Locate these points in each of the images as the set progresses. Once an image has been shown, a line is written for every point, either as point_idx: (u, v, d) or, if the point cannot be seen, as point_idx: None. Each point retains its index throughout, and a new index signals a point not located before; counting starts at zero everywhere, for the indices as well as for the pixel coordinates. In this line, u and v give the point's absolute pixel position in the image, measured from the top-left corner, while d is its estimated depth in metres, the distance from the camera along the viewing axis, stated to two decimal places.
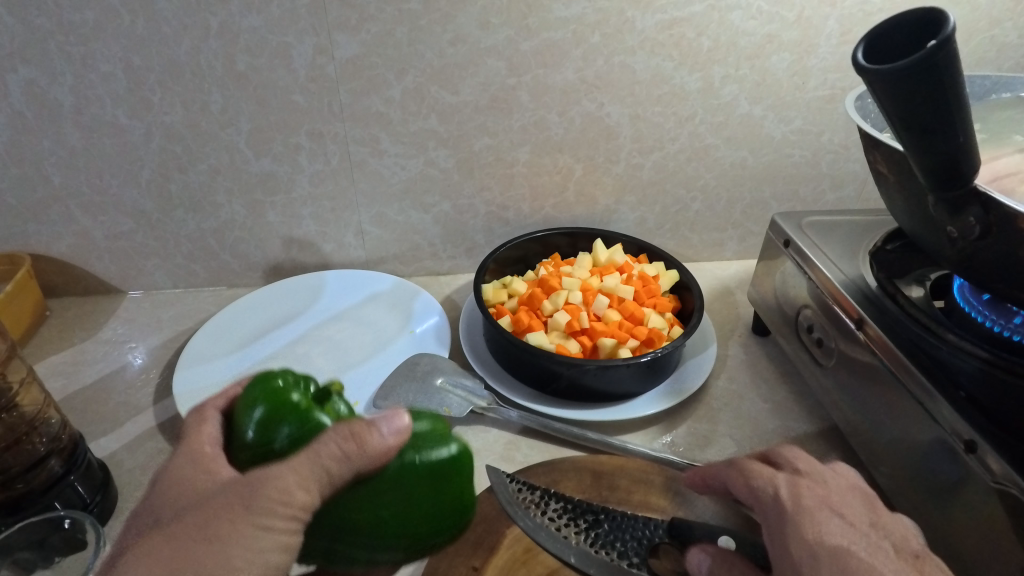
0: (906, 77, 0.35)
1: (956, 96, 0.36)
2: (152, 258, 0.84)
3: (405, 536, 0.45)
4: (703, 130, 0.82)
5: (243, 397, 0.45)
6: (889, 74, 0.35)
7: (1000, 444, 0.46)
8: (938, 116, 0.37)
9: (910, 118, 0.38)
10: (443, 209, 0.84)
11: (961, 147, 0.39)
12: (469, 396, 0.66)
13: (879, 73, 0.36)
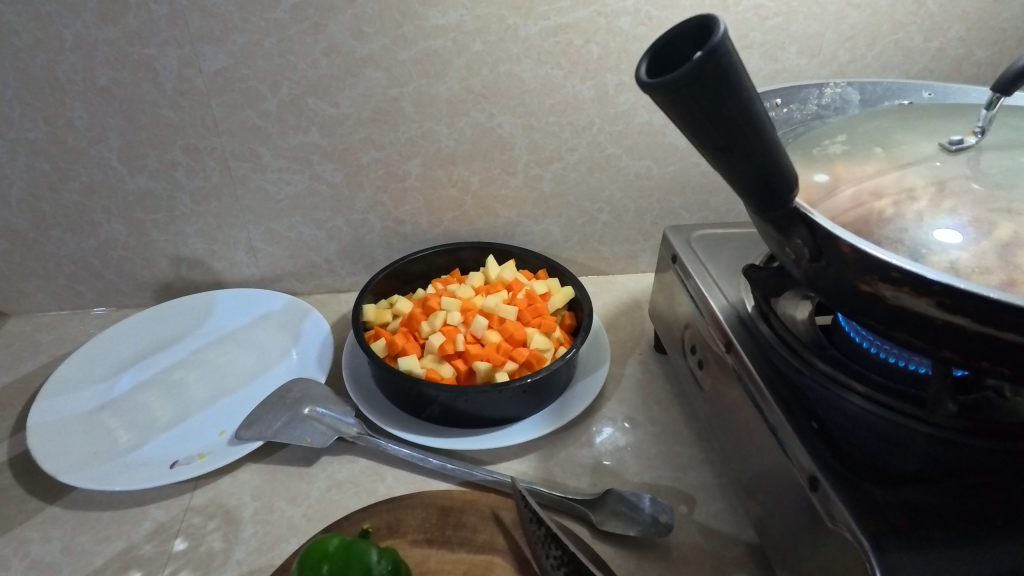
0: (684, 91, 0.32)
1: (742, 111, 0.33)
2: (32, 279, 0.80)
3: None
4: (602, 139, 0.79)
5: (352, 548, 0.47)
6: (665, 89, 0.32)
7: (840, 484, 0.43)
8: (728, 132, 0.34)
9: (701, 135, 0.35)
10: (338, 225, 0.81)
11: (766, 161, 0.36)
12: (336, 425, 0.63)
13: (656, 87, 0.33)
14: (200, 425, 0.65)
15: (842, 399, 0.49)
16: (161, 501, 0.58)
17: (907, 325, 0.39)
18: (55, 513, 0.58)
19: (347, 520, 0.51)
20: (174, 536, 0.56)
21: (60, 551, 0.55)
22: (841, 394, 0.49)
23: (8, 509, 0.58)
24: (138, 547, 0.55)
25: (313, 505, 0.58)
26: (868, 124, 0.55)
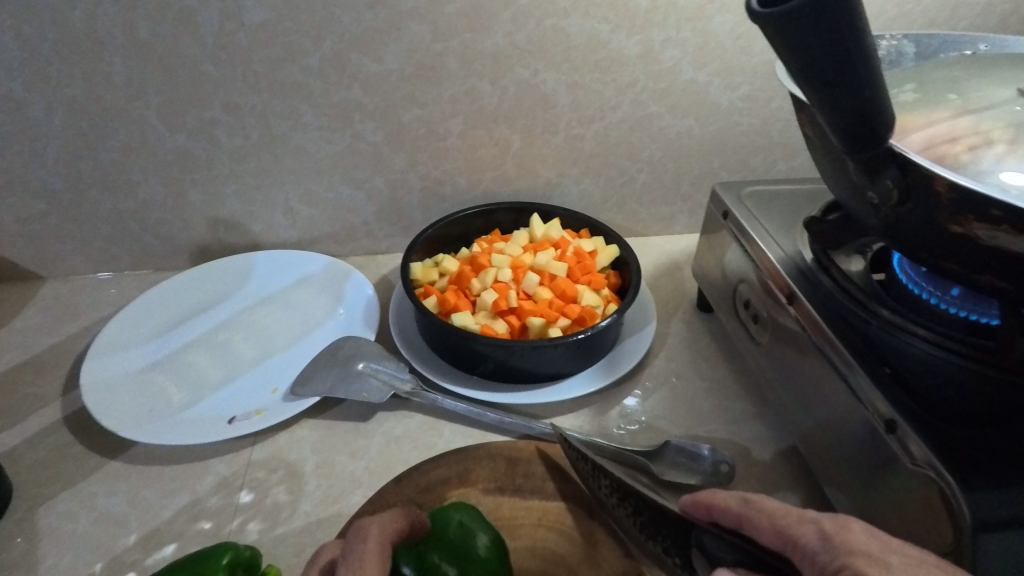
0: (801, 22, 0.32)
1: (852, 43, 0.33)
2: (68, 242, 0.79)
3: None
4: (646, 97, 0.78)
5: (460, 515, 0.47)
6: (781, 19, 0.32)
7: (921, 425, 0.44)
8: (835, 65, 0.34)
9: (808, 70, 0.35)
10: (377, 185, 0.80)
11: (868, 100, 0.36)
12: (391, 381, 0.63)
13: (771, 17, 0.32)
14: (254, 382, 0.66)
15: (905, 344, 0.48)
16: (222, 455, 0.59)
17: (1001, 269, 0.39)
18: (116, 468, 0.58)
19: (418, 470, 0.51)
20: (238, 489, 0.56)
21: (126, 504, 0.55)
22: (908, 340, 0.48)
23: (70, 465, 0.58)
24: (204, 500, 0.55)
25: (373, 458, 0.58)
26: (936, 74, 0.54)
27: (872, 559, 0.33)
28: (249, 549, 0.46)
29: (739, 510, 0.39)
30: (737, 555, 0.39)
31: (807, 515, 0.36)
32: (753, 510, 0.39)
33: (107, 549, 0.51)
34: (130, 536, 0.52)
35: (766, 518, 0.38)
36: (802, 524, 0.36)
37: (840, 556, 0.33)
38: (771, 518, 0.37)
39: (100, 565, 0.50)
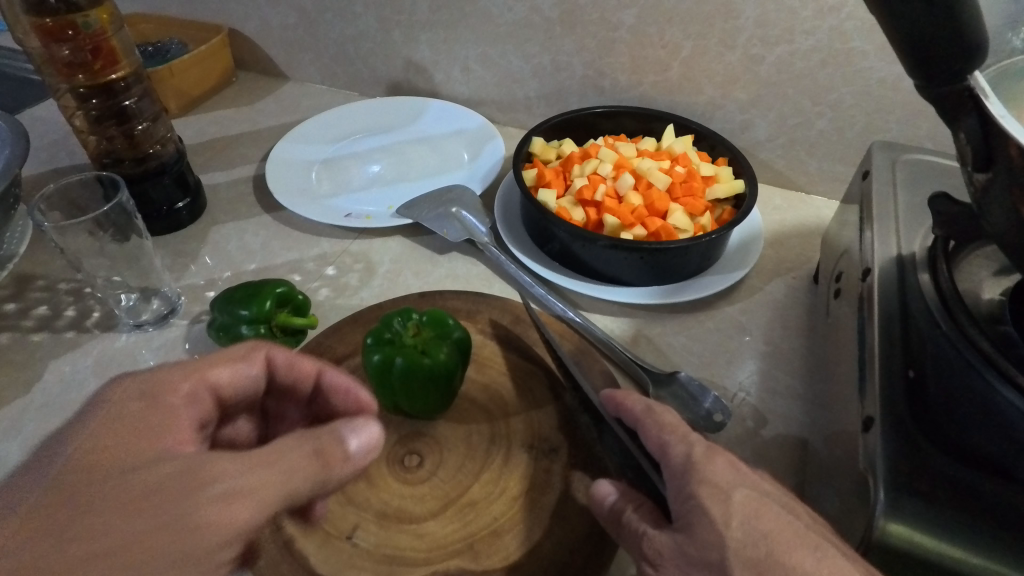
0: None
1: None
2: (308, 53, 0.99)
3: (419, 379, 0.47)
4: (849, 28, 0.67)
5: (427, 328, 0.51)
6: None
7: (896, 434, 0.37)
8: None
9: None
10: (543, 63, 0.84)
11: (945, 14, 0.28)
12: (471, 229, 0.70)
13: None
14: (377, 196, 0.78)
15: (991, 389, 0.38)
16: (331, 238, 0.73)
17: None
18: (266, 220, 0.76)
19: (440, 294, 0.58)
20: (329, 264, 0.70)
21: (259, 245, 0.73)
22: (991, 382, 0.39)
23: (242, 208, 0.78)
24: (304, 262, 0.70)
25: (429, 282, 0.68)
26: None
27: (714, 491, 0.34)
28: (302, 296, 0.60)
29: (638, 416, 0.40)
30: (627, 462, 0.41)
31: (684, 437, 0.37)
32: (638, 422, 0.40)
33: (235, 266, 0.70)
34: (252, 264, 0.70)
35: (655, 430, 0.39)
36: (678, 445, 0.37)
37: (691, 483, 0.35)
38: (659, 432, 0.39)
39: (227, 274, 0.69)
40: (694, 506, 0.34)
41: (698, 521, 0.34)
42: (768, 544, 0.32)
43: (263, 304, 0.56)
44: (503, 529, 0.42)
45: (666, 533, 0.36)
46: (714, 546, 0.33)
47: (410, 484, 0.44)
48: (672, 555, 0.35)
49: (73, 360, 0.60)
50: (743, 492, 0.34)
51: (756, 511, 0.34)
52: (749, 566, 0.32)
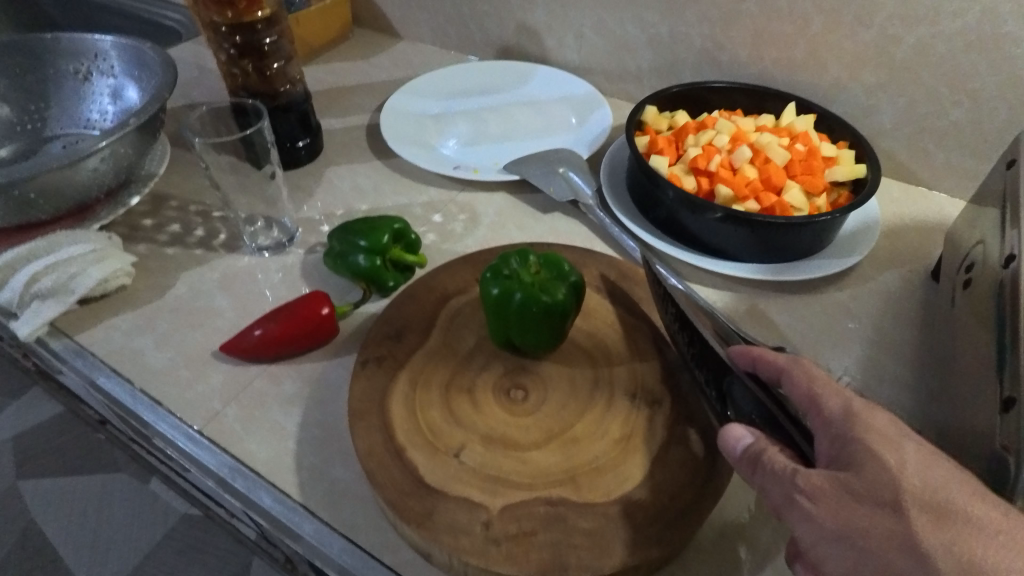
0: None
1: None
2: (425, 13, 1.02)
3: (544, 315, 0.48)
4: (1004, 10, 0.63)
5: (545, 268, 0.52)
6: None
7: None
8: None
9: None
10: (660, 33, 0.83)
11: None
12: (576, 189, 0.71)
13: None
14: (485, 151, 0.80)
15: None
16: (439, 187, 0.76)
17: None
18: (377, 165, 0.79)
19: (549, 246, 0.59)
20: (436, 211, 0.72)
21: (371, 187, 0.76)
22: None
23: (356, 153, 0.82)
24: (412, 207, 0.73)
25: (531, 237, 0.69)
26: None
27: (884, 441, 0.34)
28: (413, 235, 0.63)
29: (784, 365, 0.39)
30: (757, 413, 0.40)
31: (843, 390, 0.37)
32: (784, 374, 0.39)
33: (348, 205, 0.73)
34: (363, 204, 0.73)
35: (805, 380, 0.38)
36: (834, 395, 0.37)
37: (856, 428, 0.35)
38: (810, 382, 0.38)
39: (341, 211, 0.73)
40: (862, 448, 0.34)
41: (867, 462, 0.34)
42: (946, 493, 0.32)
43: (381, 237, 0.59)
44: (606, 467, 0.42)
45: (825, 471, 0.35)
46: (888, 486, 0.33)
47: (517, 415, 0.46)
48: (835, 492, 0.34)
49: (201, 273, 0.65)
50: (913, 444, 0.35)
51: (928, 462, 0.34)
52: (928, 507, 0.32)
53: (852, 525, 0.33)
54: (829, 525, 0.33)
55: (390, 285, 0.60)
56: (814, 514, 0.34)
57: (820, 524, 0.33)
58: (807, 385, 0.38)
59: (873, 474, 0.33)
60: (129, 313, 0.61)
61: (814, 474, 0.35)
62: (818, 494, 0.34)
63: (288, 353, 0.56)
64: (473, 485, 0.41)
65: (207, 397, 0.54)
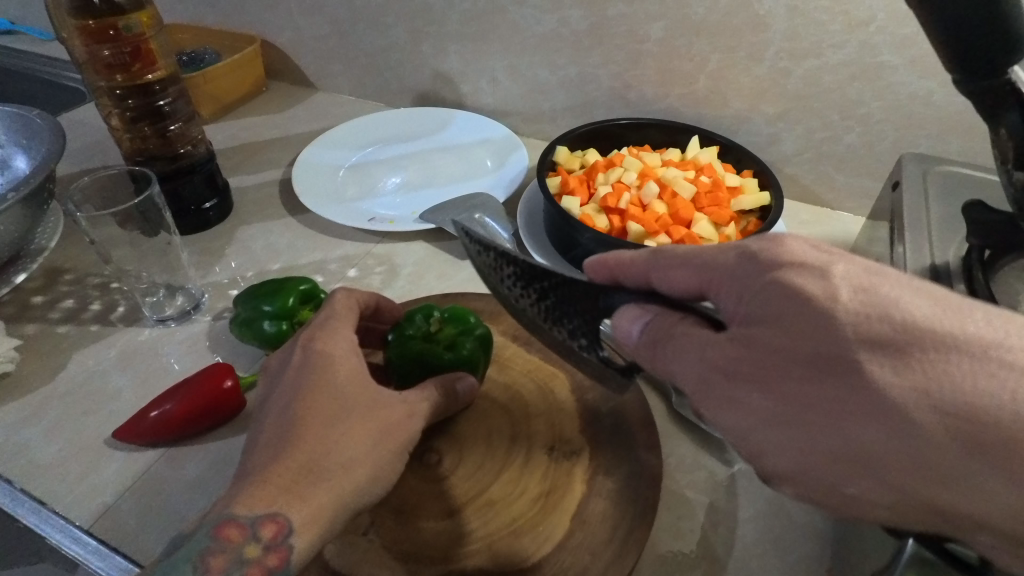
0: None
1: None
2: (339, 64, 1.01)
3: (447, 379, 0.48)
4: (880, 42, 0.67)
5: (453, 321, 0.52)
6: None
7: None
8: None
9: None
10: (569, 74, 0.85)
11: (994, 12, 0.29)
12: (494, 234, 0.70)
13: None
14: (403, 200, 0.79)
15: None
16: (355, 240, 0.74)
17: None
18: (292, 222, 0.77)
19: (464, 296, 0.58)
20: (352, 265, 0.71)
21: (285, 245, 0.74)
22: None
23: (269, 210, 0.79)
24: (328, 263, 0.71)
25: (451, 285, 0.68)
26: None
27: (800, 275, 0.33)
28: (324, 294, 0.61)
29: (653, 256, 0.40)
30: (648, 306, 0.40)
31: (726, 247, 0.37)
32: (682, 259, 0.38)
33: (260, 265, 0.71)
34: (275, 264, 0.71)
35: (677, 259, 0.38)
36: (720, 258, 0.37)
37: (763, 279, 0.34)
38: (685, 256, 0.38)
39: (251, 272, 0.70)
40: (776, 295, 0.33)
41: (786, 308, 0.33)
42: (887, 317, 0.31)
43: (287, 300, 0.57)
44: (522, 530, 0.41)
45: (732, 336, 0.34)
46: (817, 331, 0.32)
47: (431, 481, 0.44)
48: (753, 356, 0.33)
49: (97, 351, 0.61)
50: (839, 270, 0.33)
51: (862, 284, 0.33)
52: (872, 343, 0.31)
53: (797, 395, 0.32)
54: (767, 395, 0.33)
55: None
56: (748, 396, 0.33)
57: (758, 399, 0.33)
58: (685, 261, 0.38)
59: (802, 324, 0.32)
60: (14, 402, 0.56)
61: (729, 348, 0.34)
62: (741, 366, 0.33)
63: (186, 433, 0.52)
64: (385, 566, 0.39)
65: (99, 491, 0.49)
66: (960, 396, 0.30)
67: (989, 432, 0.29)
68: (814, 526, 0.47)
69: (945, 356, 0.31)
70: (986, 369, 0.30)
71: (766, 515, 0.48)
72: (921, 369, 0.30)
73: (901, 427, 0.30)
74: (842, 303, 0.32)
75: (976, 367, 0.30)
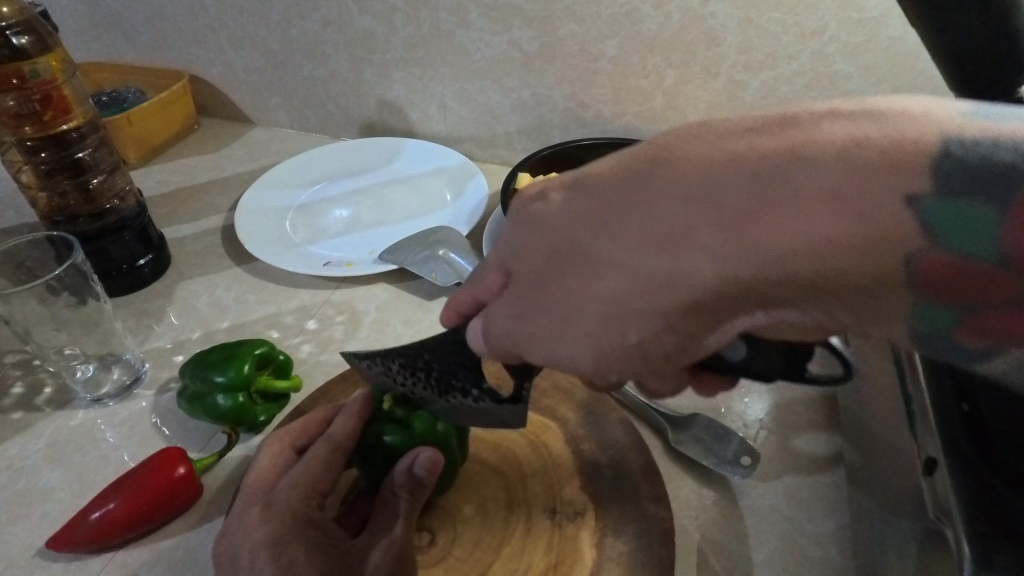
0: None
1: None
2: (276, 96, 0.95)
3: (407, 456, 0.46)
4: (832, 51, 0.66)
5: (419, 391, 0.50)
6: None
7: (967, 476, 0.34)
8: None
9: None
10: (523, 97, 0.82)
11: None
12: (461, 271, 0.66)
13: None
14: (358, 240, 0.74)
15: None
16: (310, 288, 0.69)
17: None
18: (238, 273, 0.71)
19: None
20: (310, 317, 0.65)
21: (232, 299, 0.67)
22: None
23: (212, 260, 0.73)
24: (282, 316, 0.65)
25: (419, 331, 0.63)
26: None
27: (529, 203, 0.33)
28: (282, 355, 0.55)
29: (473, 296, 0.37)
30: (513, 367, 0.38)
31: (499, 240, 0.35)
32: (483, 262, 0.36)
33: (207, 325, 0.64)
34: (224, 322, 0.65)
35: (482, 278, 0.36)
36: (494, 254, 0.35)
37: (509, 227, 0.34)
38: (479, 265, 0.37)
39: (197, 334, 0.63)
40: (519, 231, 0.33)
41: (531, 234, 0.32)
42: (597, 185, 0.30)
43: (242, 368, 0.51)
44: None
45: (510, 283, 0.34)
46: (546, 237, 0.31)
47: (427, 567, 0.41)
48: (527, 286, 0.32)
49: (23, 441, 0.53)
50: (554, 180, 0.33)
51: (577, 173, 0.32)
52: (585, 212, 0.30)
53: (563, 296, 0.31)
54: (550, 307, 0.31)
55: (262, 419, 0.52)
56: (539, 316, 0.32)
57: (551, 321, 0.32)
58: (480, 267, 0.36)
59: (539, 241, 0.32)
60: None
61: (511, 297, 0.34)
62: (522, 301, 0.33)
63: (131, 532, 0.45)
64: None
65: None
66: (656, 207, 0.27)
67: (680, 218, 0.26)
68: (830, 560, 0.45)
69: (632, 183, 0.28)
70: (675, 166, 0.27)
71: (779, 555, 0.46)
72: (619, 212, 0.28)
73: (621, 268, 0.28)
74: (555, 204, 0.31)
75: (653, 179, 0.27)
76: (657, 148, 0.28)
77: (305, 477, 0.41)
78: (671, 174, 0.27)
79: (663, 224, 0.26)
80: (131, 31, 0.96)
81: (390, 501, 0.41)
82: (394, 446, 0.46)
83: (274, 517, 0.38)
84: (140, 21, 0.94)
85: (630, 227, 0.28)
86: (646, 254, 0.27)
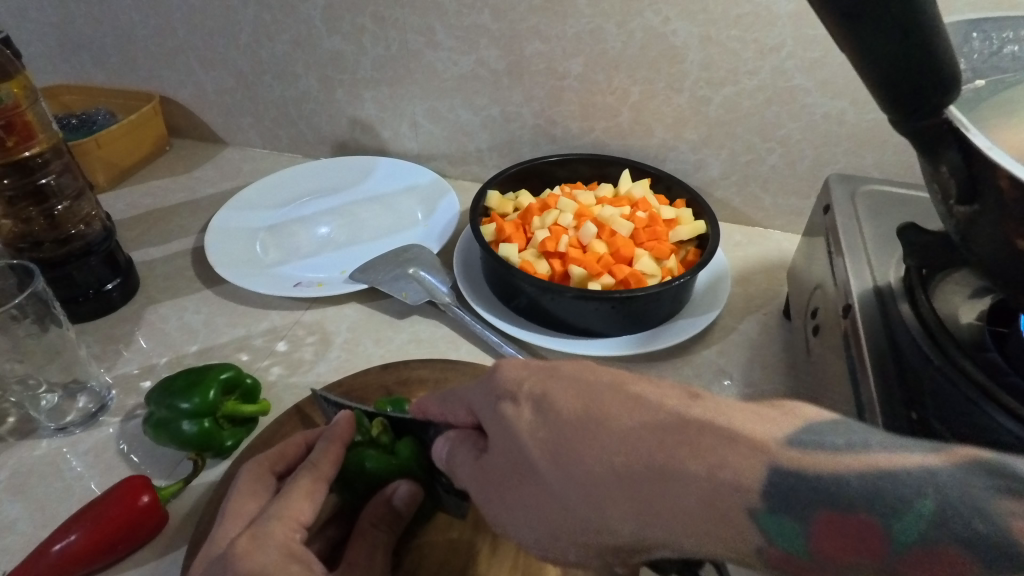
0: None
1: None
2: (248, 117, 0.95)
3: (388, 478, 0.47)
4: (790, 66, 0.68)
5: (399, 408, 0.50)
6: None
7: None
8: None
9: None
10: (492, 114, 0.83)
11: (929, 38, 0.27)
12: (431, 289, 0.67)
13: None
14: (329, 260, 0.74)
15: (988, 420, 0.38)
16: (281, 309, 0.68)
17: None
18: (208, 296, 0.71)
19: (405, 364, 0.54)
20: (280, 338, 0.65)
21: (202, 322, 0.67)
22: (991, 414, 0.38)
23: (182, 283, 0.73)
24: (252, 338, 0.65)
25: (390, 350, 0.63)
26: None
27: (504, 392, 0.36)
28: (250, 379, 0.55)
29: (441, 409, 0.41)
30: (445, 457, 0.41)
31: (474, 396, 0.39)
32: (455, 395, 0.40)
33: (175, 349, 0.64)
34: (193, 345, 0.64)
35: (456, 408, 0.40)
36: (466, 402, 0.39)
37: (486, 410, 0.36)
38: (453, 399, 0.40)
39: (166, 359, 0.63)
40: (492, 421, 0.35)
41: (500, 432, 0.35)
42: (561, 411, 0.32)
43: (207, 394, 0.51)
44: None
45: (476, 461, 0.36)
46: (508, 441, 0.34)
47: None
48: (483, 476, 0.35)
49: None
50: (539, 381, 0.35)
51: (541, 381, 0.35)
52: (537, 433, 0.32)
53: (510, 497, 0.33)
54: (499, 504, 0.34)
55: (229, 443, 0.52)
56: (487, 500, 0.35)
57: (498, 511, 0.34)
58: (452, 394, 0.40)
59: (503, 441, 0.34)
60: None
61: (474, 478, 0.36)
62: (479, 485, 0.35)
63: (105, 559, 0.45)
64: None
65: None
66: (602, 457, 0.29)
67: (629, 478, 0.28)
68: None
69: (594, 429, 0.31)
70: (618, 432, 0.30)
71: None
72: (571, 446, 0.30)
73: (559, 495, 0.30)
74: (523, 417, 0.33)
75: (608, 435, 0.30)
76: (599, 399, 0.32)
77: (290, 509, 0.39)
78: (603, 428, 0.30)
79: (606, 466, 0.29)
80: (100, 54, 0.95)
81: (369, 532, 0.43)
82: (372, 472, 0.47)
83: (267, 544, 0.37)
84: (108, 43, 0.94)
85: (569, 468, 0.30)
86: (575, 487, 0.30)
